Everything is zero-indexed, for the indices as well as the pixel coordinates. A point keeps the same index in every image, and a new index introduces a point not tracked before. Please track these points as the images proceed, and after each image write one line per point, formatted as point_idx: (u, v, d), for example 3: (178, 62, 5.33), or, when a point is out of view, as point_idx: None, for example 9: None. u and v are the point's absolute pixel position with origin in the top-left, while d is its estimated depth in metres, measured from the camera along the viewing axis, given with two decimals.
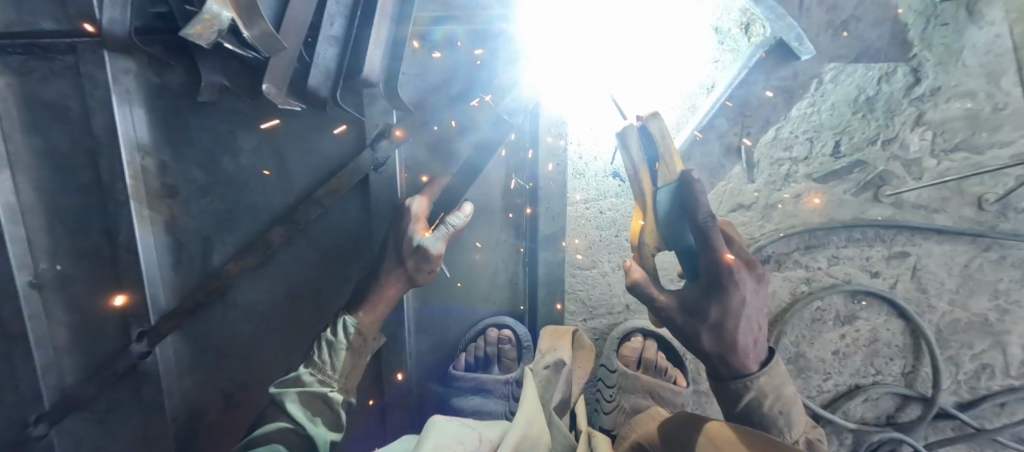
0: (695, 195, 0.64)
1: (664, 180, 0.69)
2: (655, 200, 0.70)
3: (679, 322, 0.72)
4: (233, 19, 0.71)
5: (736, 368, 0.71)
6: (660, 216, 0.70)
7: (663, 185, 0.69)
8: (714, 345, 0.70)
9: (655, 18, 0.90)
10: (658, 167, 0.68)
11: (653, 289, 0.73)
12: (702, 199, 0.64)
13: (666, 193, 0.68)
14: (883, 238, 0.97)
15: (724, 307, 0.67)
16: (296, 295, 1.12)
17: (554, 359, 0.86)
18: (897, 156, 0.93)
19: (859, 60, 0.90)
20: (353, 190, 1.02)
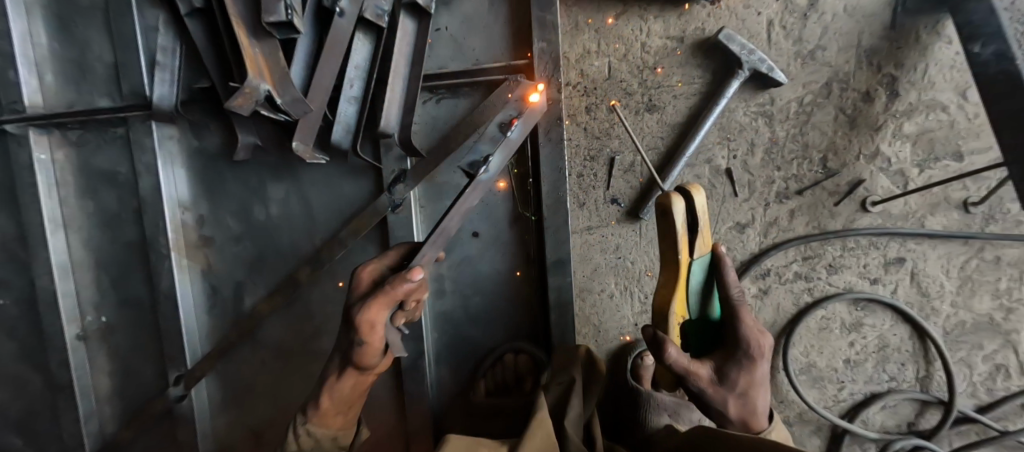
0: (730, 272, 0.75)
1: (699, 254, 0.74)
2: (690, 272, 0.73)
3: (707, 393, 0.72)
4: (269, 90, 0.85)
5: (755, 429, 0.75)
6: (691, 286, 0.74)
7: (697, 257, 0.74)
8: (738, 411, 0.74)
9: (633, 62, 1.01)
10: (698, 243, 0.73)
11: (685, 362, 0.71)
12: (732, 277, 0.76)
13: (699, 265, 0.74)
14: (877, 246, 1.01)
15: (752, 376, 0.73)
16: (323, 331, 1.18)
17: (566, 378, 0.92)
18: (880, 167, 0.98)
19: (832, 83, 0.97)
20: (373, 230, 1.10)
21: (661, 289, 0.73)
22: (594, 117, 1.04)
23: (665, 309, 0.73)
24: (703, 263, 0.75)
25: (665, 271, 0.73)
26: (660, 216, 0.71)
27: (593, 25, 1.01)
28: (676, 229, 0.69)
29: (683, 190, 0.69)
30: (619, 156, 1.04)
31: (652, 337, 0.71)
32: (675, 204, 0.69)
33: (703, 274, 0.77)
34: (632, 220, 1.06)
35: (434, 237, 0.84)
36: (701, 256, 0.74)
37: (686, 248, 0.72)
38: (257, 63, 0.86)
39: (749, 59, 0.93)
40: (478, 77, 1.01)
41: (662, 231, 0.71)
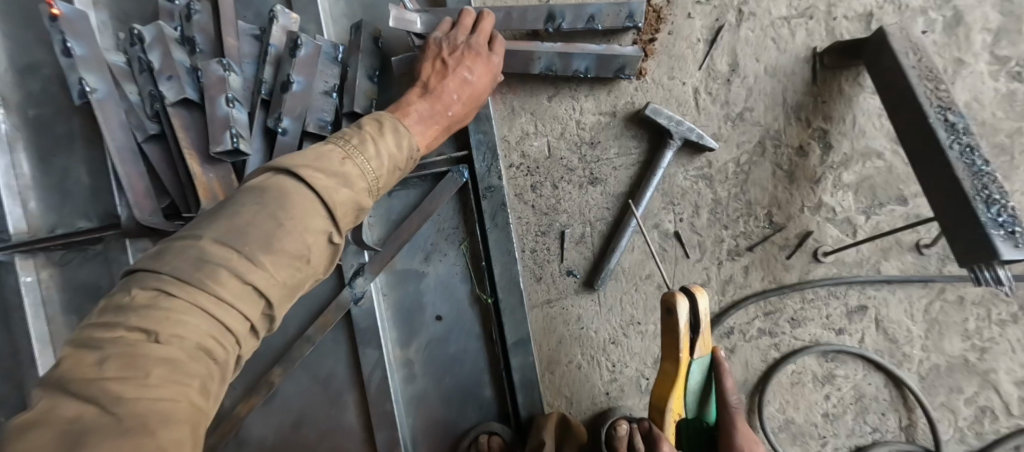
0: (726, 373, 0.81)
1: (700, 353, 0.80)
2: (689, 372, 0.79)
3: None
4: None
5: None
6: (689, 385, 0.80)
7: (697, 357, 0.79)
8: None
9: (570, 138, 1.05)
10: (700, 344, 0.79)
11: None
12: (727, 379, 0.82)
13: (698, 364, 0.80)
14: (837, 295, 0.99)
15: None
16: (302, 423, 1.19)
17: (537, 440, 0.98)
18: (826, 217, 0.99)
19: (765, 141, 0.99)
20: (339, 322, 1.13)
21: (660, 386, 0.80)
22: (540, 194, 1.07)
23: (663, 404, 0.79)
24: (703, 362, 0.81)
25: (665, 367, 0.80)
26: (665, 313, 0.77)
27: (527, 109, 1.06)
28: (679, 328, 0.75)
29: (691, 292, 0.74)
30: (569, 228, 1.06)
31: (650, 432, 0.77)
32: (680, 305, 0.74)
33: (702, 373, 0.82)
34: (589, 290, 1.07)
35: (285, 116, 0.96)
36: (700, 356, 0.80)
37: (686, 349, 0.78)
38: (212, 189, 0.94)
39: (679, 129, 0.96)
40: (423, 169, 1.04)
41: (666, 327, 0.78)
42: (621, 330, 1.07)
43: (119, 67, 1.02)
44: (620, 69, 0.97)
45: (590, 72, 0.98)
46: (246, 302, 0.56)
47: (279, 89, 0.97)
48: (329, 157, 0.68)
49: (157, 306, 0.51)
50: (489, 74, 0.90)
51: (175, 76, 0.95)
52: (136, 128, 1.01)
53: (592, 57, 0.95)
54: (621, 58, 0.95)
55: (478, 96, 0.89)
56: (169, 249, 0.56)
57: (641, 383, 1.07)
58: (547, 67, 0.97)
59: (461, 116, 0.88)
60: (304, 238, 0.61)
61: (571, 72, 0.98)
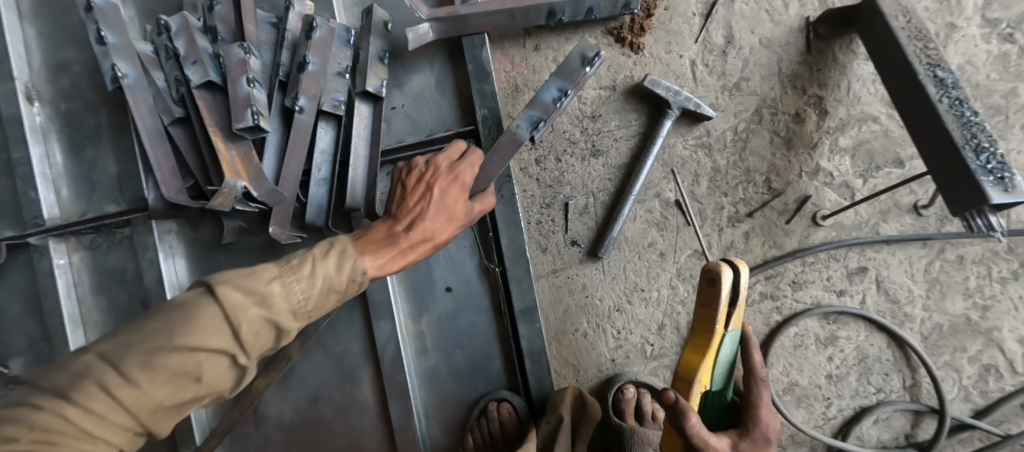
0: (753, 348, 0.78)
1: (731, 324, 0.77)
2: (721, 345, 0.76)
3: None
4: (244, 187, 0.97)
5: None
6: (721, 357, 0.76)
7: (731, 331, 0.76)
8: None
9: (572, 114, 1.09)
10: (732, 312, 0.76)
11: (705, 433, 0.69)
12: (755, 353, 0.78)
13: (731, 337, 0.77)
14: (837, 258, 1.02)
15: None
16: (318, 398, 1.23)
17: (555, 419, 1.00)
18: (824, 182, 1.01)
19: (762, 109, 1.02)
20: (353, 296, 1.17)
21: (689, 357, 0.76)
22: (544, 168, 1.10)
23: (690, 375, 0.75)
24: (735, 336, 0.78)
25: (695, 338, 0.76)
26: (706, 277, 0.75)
27: (531, 86, 1.10)
28: (720, 293, 0.72)
29: (736, 262, 0.72)
30: (572, 200, 1.10)
31: (674, 403, 0.68)
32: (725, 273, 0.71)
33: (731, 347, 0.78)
34: (594, 259, 1.10)
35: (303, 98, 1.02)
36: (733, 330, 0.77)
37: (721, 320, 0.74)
38: (234, 165, 0.99)
39: (677, 99, 1.00)
40: (431, 146, 1.10)
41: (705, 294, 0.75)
42: (626, 297, 1.09)
43: (147, 56, 1.09)
44: (581, 58, 0.92)
45: (566, 88, 0.93)
46: (118, 417, 0.53)
47: (295, 71, 1.03)
48: (260, 275, 0.63)
49: (14, 418, 0.48)
50: (453, 189, 0.87)
51: (199, 61, 1.01)
52: (162, 112, 1.08)
53: (552, 80, 0.94)
54: (574, 57, 0.92)
55: (441, 212, 0.85)
56: (60, 365, 0.53)
57: (646, 350, 1.10)
58: (531, 120, 0.95)
59: (427, 232, 0.83)
60: (192, 358, 0.55)
61: (555, 105, 0.94)
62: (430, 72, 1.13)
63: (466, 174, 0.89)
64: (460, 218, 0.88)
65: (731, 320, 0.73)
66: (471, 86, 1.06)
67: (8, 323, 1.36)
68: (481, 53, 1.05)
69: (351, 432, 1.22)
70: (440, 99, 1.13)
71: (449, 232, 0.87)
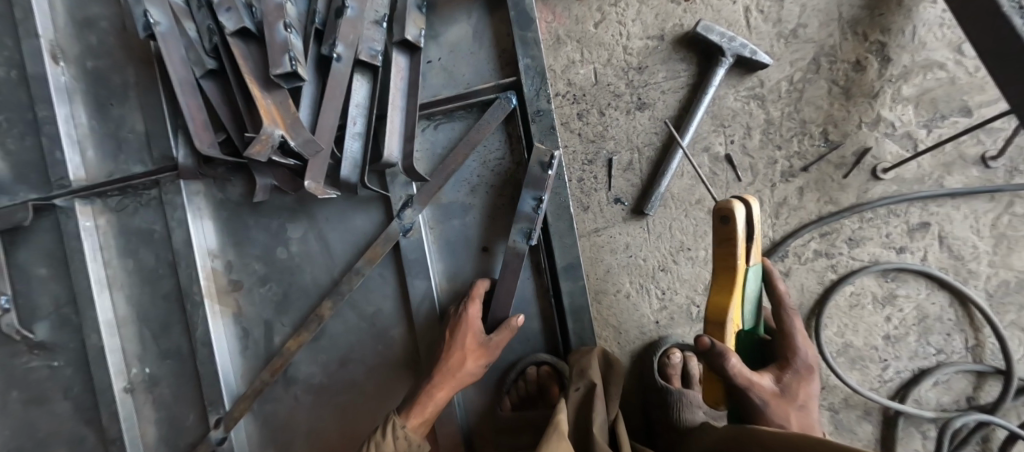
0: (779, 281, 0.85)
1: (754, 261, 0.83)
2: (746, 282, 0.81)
3: (768, 404, 0.76)
4: (282, 135, 0.96)
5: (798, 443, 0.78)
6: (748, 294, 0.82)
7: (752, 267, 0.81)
8: (799, 423, 0.78)
9: (616, 66, 1.05)
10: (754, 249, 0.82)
11: (745, 371, 0.75)
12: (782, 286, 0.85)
13: (753, 273, 0.82)
14: (897, 213, 0.97)
15: (805, 387, 0.79)
16: (348, 362, 1.20)
17: (585, 382, 0.95)
18: (884, 133, 0.97)
19: (819, 58, 0.98)
20: (387, 257, 1.14)
21: (717, 298, 0.81)
22: (587, 123, 1.06)
23: (723, 316, 0.80)
24: (756, 271, 0.83)
25: (721, 281, 0.81)
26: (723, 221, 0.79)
27: (574, 36, 1.06)
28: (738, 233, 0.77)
29: (747, 197, 0.77)
30: (616, 156, 1.06)
31: (713, 348, 0.74)
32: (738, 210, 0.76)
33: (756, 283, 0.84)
34: (638, 217, 1.06)
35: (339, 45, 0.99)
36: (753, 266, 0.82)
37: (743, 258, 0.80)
38: (271, 113, 0.97)
39: (731, 46, 0.96)
40: (470, 99, 1.06)
41: (724, 236, 0.79)
42: (671, 256, 1.05)
43: (179, 5, 1.05)
44: (542, 165, 0.98)
45: (540, 194, 0.98)
46: None
47: (332, 18, 1.00)
48: None
49: None
50: (471, 332, 0.99)
51: (233, 7, 0.99)
52: (195, 64, 1.06)
53: (525, 192, 0.99)
54: (533, 166, 0.99)
55: (453, 358, 0.98)
56: None
57: (692, 312, 1.06)
58: (523, 233, 0.98)
59: (445, 371, 0.98)
60: None
61: (536, 213, 0.99)
62: (468, 22, 1.08)
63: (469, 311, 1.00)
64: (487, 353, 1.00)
65: (752, 256, 0.78)
66: (514, 35, 1.02)
67: (33, 286, 1.34)
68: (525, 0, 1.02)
69: (382, 394, 1.20)
70: (477, 53, 1.09)
71: (475, 362, 1.00)
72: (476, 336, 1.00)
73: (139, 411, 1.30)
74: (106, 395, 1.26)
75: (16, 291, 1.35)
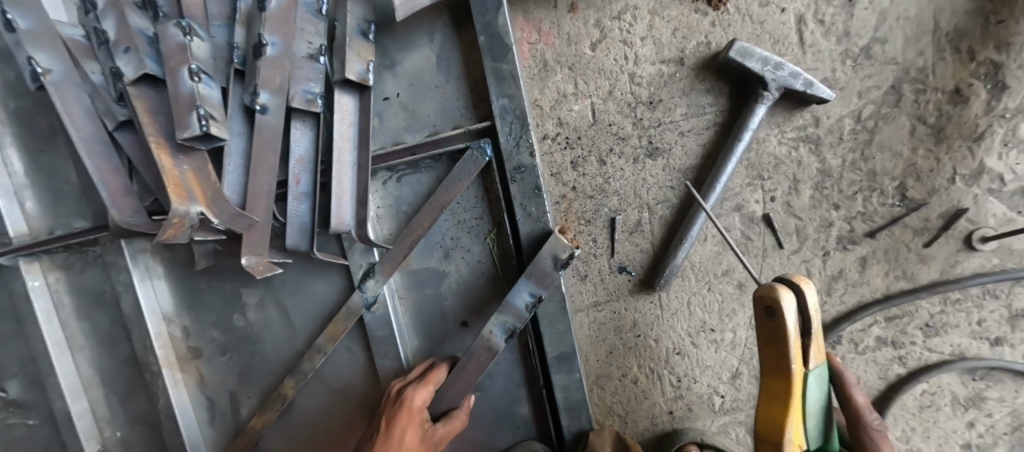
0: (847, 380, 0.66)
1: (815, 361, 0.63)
2: (807, 389, 0.62)
3: None
4: (201, 212, 0.77)
5: None
6: (810, 406, 0.63)
7: (814, 369, 0.63)
8: None
9: (620, 100, 0.80)
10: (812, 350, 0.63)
11: None
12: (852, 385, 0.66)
13: (815, 377, 0.63)
14: (996, 294, 0.73)
15: None
16: (322, 435, 1.07)
17: None
18: (988, 188, 0.71)
19: (901, 85, 0.71)
20: (353, 330, 0.98)
21: (770, 409, 0.63)
22: (583, 173, 0.84)
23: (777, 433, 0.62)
24: (820, 372, 0.64)
25: (773, 385, 0.63)
26: (766, 314, 0.61)
27: (565, 61, 0.81)
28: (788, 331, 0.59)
29: (798, 282, 0.60)
30: (620, 215, 0.84)
31: None
32: (785, 300, 0.59)
33: (822, 387, 0.65)
34: (648, 290, 0.85)
35: (264, 93, 0.77)
36: (817, 367, 0.63)
37: (799, 360, 0.61)
38: (185, 184, 0.77)
39: (777, 76, 0.70)
40: (437, 148, 0.85)
41: (768, 333, 0.62)
42: (689, 338, 0.85)
43: (76, 42, 0.85)
44: (554, 260, 0.78)
45: (540, 292, 0.80)
46: None
47: (251, 55, 0.77)
48: None
49: None
50: (413, 425, 0.78)
51: (132, 48, 0.77)
52: (104, 114, 0.87)
53: (522, 282, 0.80)
54: (545, 257, 0.78)
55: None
56: None
57: (714, 402, 0.87)
58: (505, 329, 0.81)
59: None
60: None
61: (527, 312, 0.81)
62: (431, 47, 0.85)
63: (416, 397, 0.79)
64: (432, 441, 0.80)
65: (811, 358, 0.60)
66: (484, 67, 0.78)
67: None
68: (498, 18, 0.77)
69: None
70: (444, 86, 0.86)
71: None
72: (418, 432, 0.79)
73: None
74: None
75: None
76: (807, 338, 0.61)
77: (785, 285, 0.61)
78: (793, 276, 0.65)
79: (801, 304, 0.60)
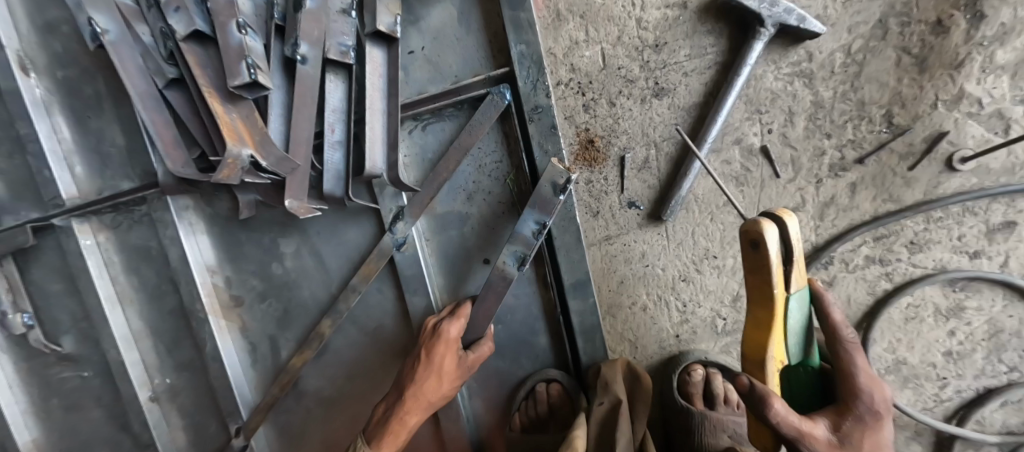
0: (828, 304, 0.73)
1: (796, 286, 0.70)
2: (787, 310, 0.70)
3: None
4: (251, 155, 0.85)
5: None
6: (791, 326, 0.70)
7: (794, 293, 0.70)
8: None
9: (628, 44, 0.87)
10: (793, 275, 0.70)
11: (795, 422, 0.63)
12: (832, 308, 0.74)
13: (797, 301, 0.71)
14: (975, 211, 0.80)
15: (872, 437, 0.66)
16: (357, 373, 1.17)
17: (611, 397, 0.89)
18: (967, 112, 0.78)
19: (887, 20, 0.78)
20: (384, 271, 1.06)
21: (755, 329, 0.71)
22: (594, 115, 0.91)
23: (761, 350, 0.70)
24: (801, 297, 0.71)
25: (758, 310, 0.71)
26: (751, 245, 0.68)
27: (577, 11, 0.88)
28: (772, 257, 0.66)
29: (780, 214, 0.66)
30: (629, 153, 0.91)
31: (751, 388, 0.63)
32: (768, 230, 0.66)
33: (803, 310, 0.72)
34: (655, 223, 0.93)
35: (303, 46, 0.85)
36: (797, 291, 0.70)
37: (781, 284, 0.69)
38: (236, 130, 0.85)
39: (772, 13, 0.76)
40: (459, 95, 0.92)
41: (753, 261, 0.69)
42: (694, 266, 0.93)
43: (127, 6, 0.92)
44: (553, 187, 0.85)
45: (545, 220, 0.86)
46: None
47: (291, 11, 0.85)
48: None
49: None
50: (450, 354, 0.88)
51: (182, 7, 0.85)
52: (155, 73, 0.94)
53: (528, 213, 0.87)
54: (544, 186, 0.86)
55: (430, 379, 0.88)
56: None
57: (717, 325, 0.95)
58: (516, 257, 0.88)
59: (418, 395, 0.88)
60: None
61: (535, 239, 0.87)
62: (451, 2, 0.92)
63: (451, 330, 0.88)
64: (465, 367, 0.90)
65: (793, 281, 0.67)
66: (502, 16, 0.85)
67: (51, 301, 1.35)
68: None
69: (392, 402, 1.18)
70: (464, 38, 0.93)
71: (452, 382, 0.90)
72: (455, 358, 0.89)
73: (167, 419, 1.33)
74: (134, 406, 1.29)
75: (35, 308, 1.35)
76: (787, 265, 0.68)
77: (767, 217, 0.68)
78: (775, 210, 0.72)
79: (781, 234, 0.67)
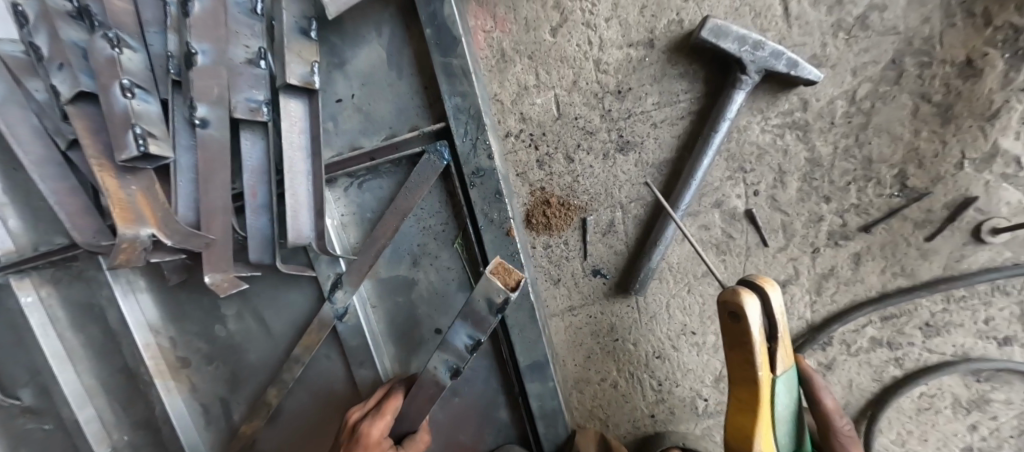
0: (816, 383, 0.63)
1: (785, 368, 0.59)
2: (774, 395, 0.59)
3: None
4: (151, 234, 0.75)
5: None
6: (780, 414, 0.59)
7: (782, 374, 0.59)
8: None
9: (585, 90, 0.73)
10: (779, 355, 0.59)
11: None
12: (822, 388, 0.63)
13: (786, 384, 0.60)
14: (1006, 290, 0.66)
15: None
16: (311, 440, 1.08)
17: None
18: (1001, 174, 0.63)
19: (903, 60, 0.62)
20: (328, 340, 0.96)
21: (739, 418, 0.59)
22: (550, 172, 0.78)
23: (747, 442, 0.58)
24: (789, 378, 0.60)
25: (740, 392, 0.60)
26: (728, 320, 0.57)
27: (524, 50, 0.74)
28: (753, 337, 0.55)
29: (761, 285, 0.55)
30: (592, 215, 0.78)
31: None
32: (747, 304, 0.55)
33: (792, 393, 0.61)
34: (624, 293, 0.80)
35: (202, 106, 0.73)
36: (785, 372, 0.59)
37: (767, 367, 0.58)
38: (133, 206, 0.74)
39: (754, 57, 0.61)
40: (394, 152, 0.79)
41: (732, 339, 0.58)
42: (669, 342, 0.81)
43: (17, 58, 0.81)
44: (488, 304, 0.67)
45: (479, 336, 0.69)
46: None
47: (184, 65, 0.72)
48: None
49: None
50: None
51: (65, 64, 0.73)
52: (55, 134, 0.83)
53: (458, 325, 0.70)
54: (478, 301, 0.67)
55: None
56: None
57: (697, 405, 0.83)
58: (446, 372, 0.72)
59: None
60: None
61: (469, 353, 0.71)
62: (379, 42, 0.78)
63: (373, 432, 0.72)
64: None
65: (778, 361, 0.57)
66: (433, 63, 0.72)
67: None
68: (444, 8, 0.69)
69: None
70: (397, 84, 0.79)
71: None
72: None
73: None
74: None
75: None
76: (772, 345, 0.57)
77: (748, 287, 0.57)
78: (757, 276, 0.60)
79: (765, 308, 0.56)
